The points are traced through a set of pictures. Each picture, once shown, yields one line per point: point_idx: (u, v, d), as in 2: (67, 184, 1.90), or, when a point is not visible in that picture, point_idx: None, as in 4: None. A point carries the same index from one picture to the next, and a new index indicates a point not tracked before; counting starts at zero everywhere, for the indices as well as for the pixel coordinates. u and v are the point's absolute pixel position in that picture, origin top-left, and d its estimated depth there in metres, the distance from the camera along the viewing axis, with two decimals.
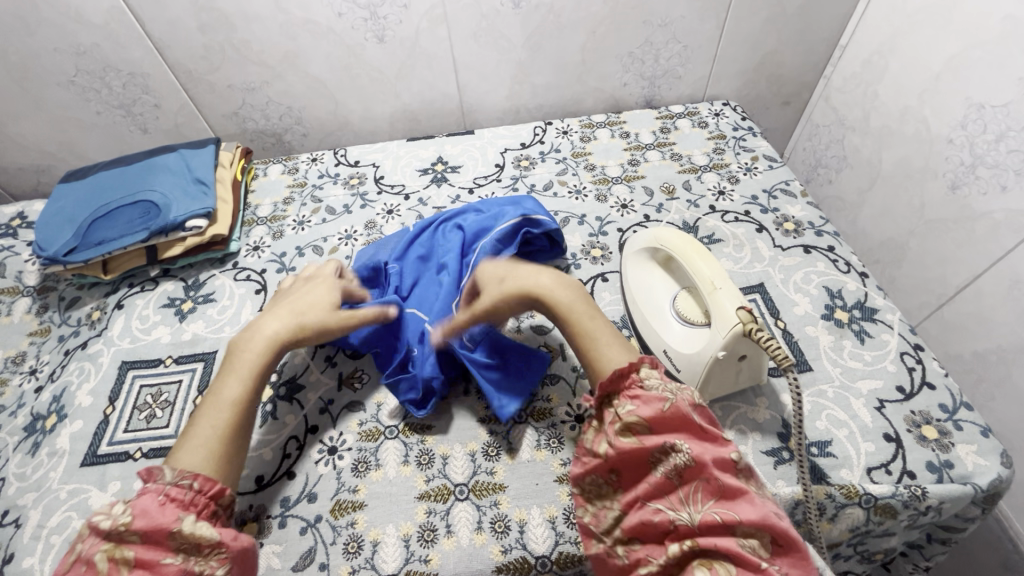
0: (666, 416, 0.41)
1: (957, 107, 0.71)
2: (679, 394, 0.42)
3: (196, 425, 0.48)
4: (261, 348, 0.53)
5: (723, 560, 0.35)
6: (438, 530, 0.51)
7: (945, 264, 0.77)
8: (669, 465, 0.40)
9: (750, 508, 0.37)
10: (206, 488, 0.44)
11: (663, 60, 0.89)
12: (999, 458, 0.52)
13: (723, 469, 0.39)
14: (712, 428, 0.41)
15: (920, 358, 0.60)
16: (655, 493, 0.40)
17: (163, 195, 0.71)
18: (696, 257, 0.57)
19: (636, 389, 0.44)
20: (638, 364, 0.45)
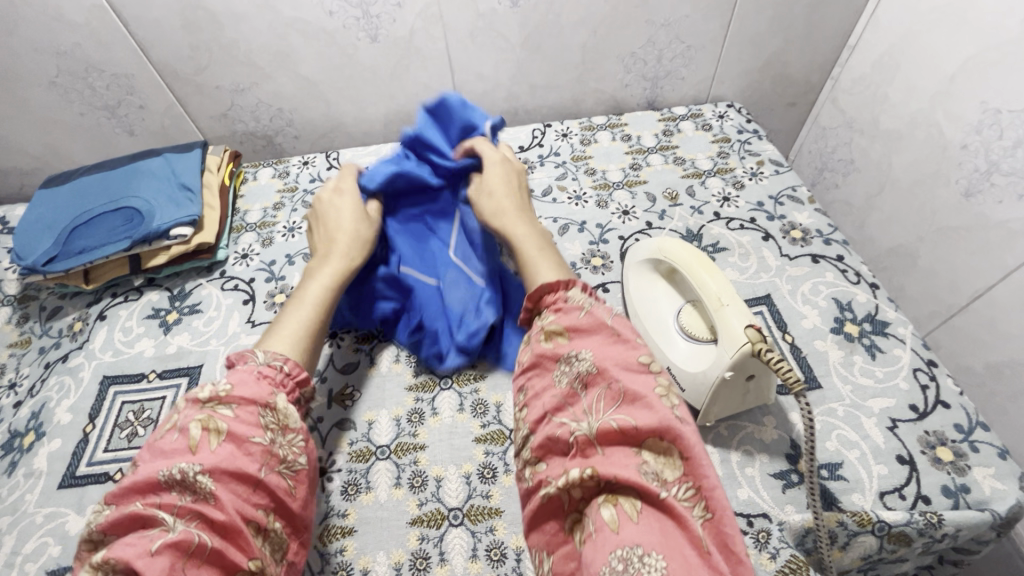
0: (580, 325, 0.43)
1: (972, 112, 0.69)
2: (596, 307, 0.44)
3: (283, 322, 0.52)
4: (335, 265, 0.58)
5: (631, 496, 0.34)
6: (431, 558, 0.48)
7: (957, 273, 0.74)
8: (574, 373, 0.40)
9: (648, 412, 0.37)
10: (294, 373, 0.46)
11: (666, 61, 0.86)
12: (1018, 483, 0.50)
13: (628, 375, 0.39)
14: (626, 336, 0.42)
15: (933, 375, 0.57)
16: (559, 407, 0.39)
17: (146, 201, 0.69)
18: (705, 274, 0.54)
19: (558, 303, 0.45)
20: (571, 281, 0.47)
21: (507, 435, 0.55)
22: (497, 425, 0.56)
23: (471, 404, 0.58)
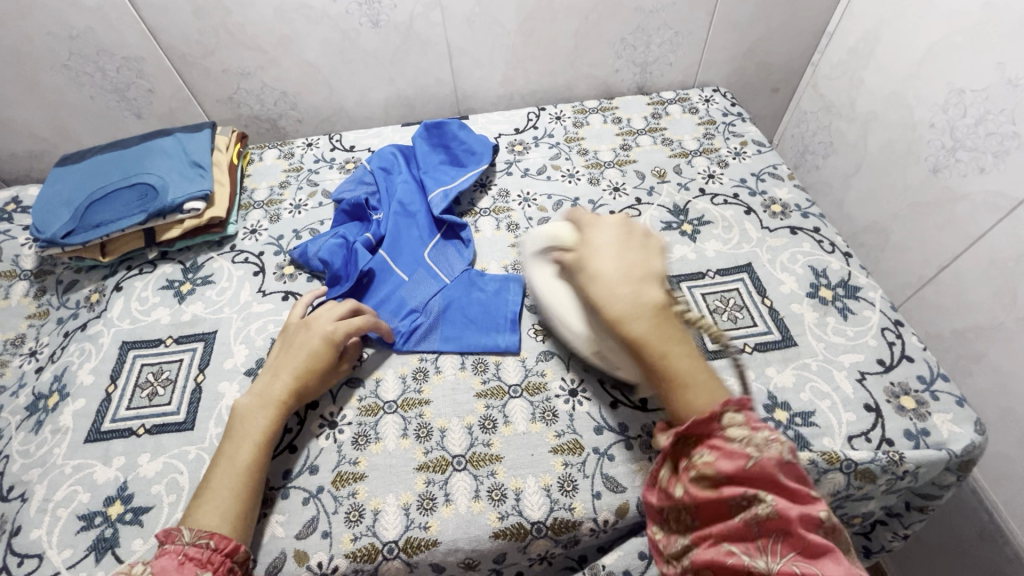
0: (749, 471, 0.41)
1: (939, 92, 0.74)
2: (766, 449, 0.41)
3: (210, 489, 0.49)
4: (267, 415, 0.54)
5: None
6: (437, 499, 0.52)
7: (925, 246, 0.79)
8: (749, 514, 0.41)
9: (836, 567, 0.38)
10: (220, 546, 0.46)
11: (654, 47, 0.90)
12: (973, 426, 0.55)
13: (807, 526, 0.40)
14: (801, 484, 0.42)
15: (899, 333, 0.62)
16: (733, 535, 0.41)
17: (160, 177, 0.72)
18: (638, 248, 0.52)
19: (718, 438, 0.43)
20: (722, 409, 0.43)
21: (505, 390, 0.59)
22: (496, 381, 0.60)
23: (472, 363, 0.62)
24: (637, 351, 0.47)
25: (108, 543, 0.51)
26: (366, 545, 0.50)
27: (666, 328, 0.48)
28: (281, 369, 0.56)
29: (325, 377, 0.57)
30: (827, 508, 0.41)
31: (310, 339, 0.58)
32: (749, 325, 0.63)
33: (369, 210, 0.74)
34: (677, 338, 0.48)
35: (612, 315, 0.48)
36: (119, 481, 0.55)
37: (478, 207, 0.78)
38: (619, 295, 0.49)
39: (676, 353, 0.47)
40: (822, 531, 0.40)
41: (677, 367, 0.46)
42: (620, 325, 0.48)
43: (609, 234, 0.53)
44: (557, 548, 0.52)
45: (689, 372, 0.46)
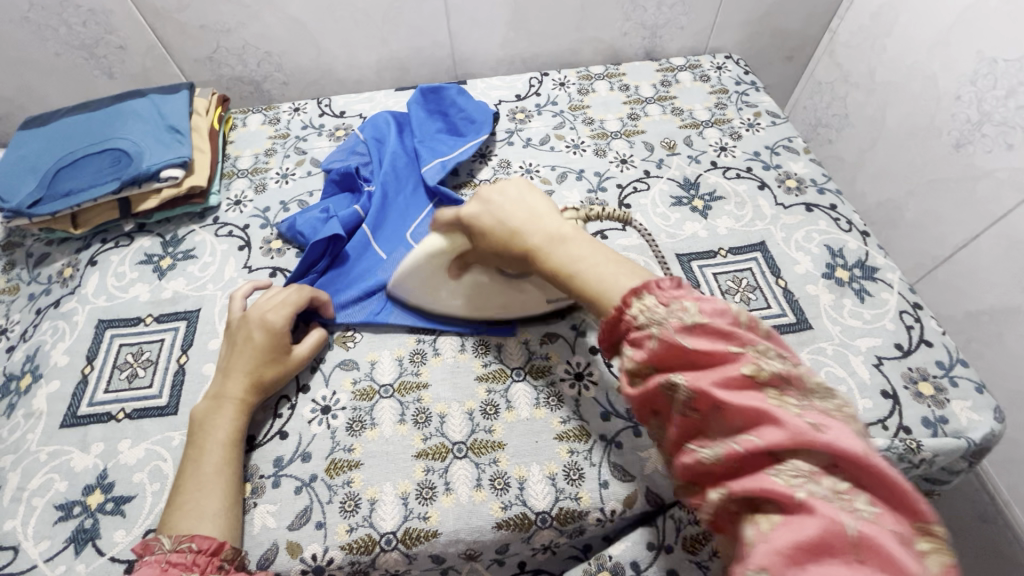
0: (660, 350, 0.38)
1: (967, 61, 0.69)
2: (665, 320, 0.38)
3: (185, 496, 0.46)
4: (228, 413, 0.51)
5: (770, 511, 0.32)
6: (437, 488, 0.50)
7: (942, 224, 0.76)
8: (679, 403, 0.37)
9: (780, 432, 0.32)
10: (205, 547, 0.43)
11: (665, 8, 0.84)
12: (993, 414, 0.53)
13: (735, 392, 0.35)
14: (721, 342, 0.36)
15: (918, 317, 0.60)
16: (687, 433, 0.37)
17: (134, 143, 0.67)
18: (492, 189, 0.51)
19: (631, 329, 0.40)
20: (626, 301, 0.40)
21: (508, 373, 0.57)
22: (498, 364, 0.57)
23: (473, 344, 0.59)
24: (556, 277, 0.46)
25: (88, 534, 0.48)
26: (363, 537, 0.48)
27: (547, 225, 0.47)
28: (232, 367, 0.53)
29: (285, 366, 0.54)
30: (760, 358, 0.35)
31: (254, 332, 0.54)
32: (762, 307, 0.61)
33: (360, 181, 0.69)
34: (589, 252, 0.45)
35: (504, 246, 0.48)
36: (98, 469, 0.51)
37: (478, 178, 0.73)
38: (535, 236, 0.47)
39: (591, 265, 0.44)
40: (756, 389, 0.34)
41: (590, 283, 0.43)
42: (541, 253, 0.46)
43: (509, 189, 0.51)
44: (562, 538, 0.50)
45: (603, 279, 0.43)
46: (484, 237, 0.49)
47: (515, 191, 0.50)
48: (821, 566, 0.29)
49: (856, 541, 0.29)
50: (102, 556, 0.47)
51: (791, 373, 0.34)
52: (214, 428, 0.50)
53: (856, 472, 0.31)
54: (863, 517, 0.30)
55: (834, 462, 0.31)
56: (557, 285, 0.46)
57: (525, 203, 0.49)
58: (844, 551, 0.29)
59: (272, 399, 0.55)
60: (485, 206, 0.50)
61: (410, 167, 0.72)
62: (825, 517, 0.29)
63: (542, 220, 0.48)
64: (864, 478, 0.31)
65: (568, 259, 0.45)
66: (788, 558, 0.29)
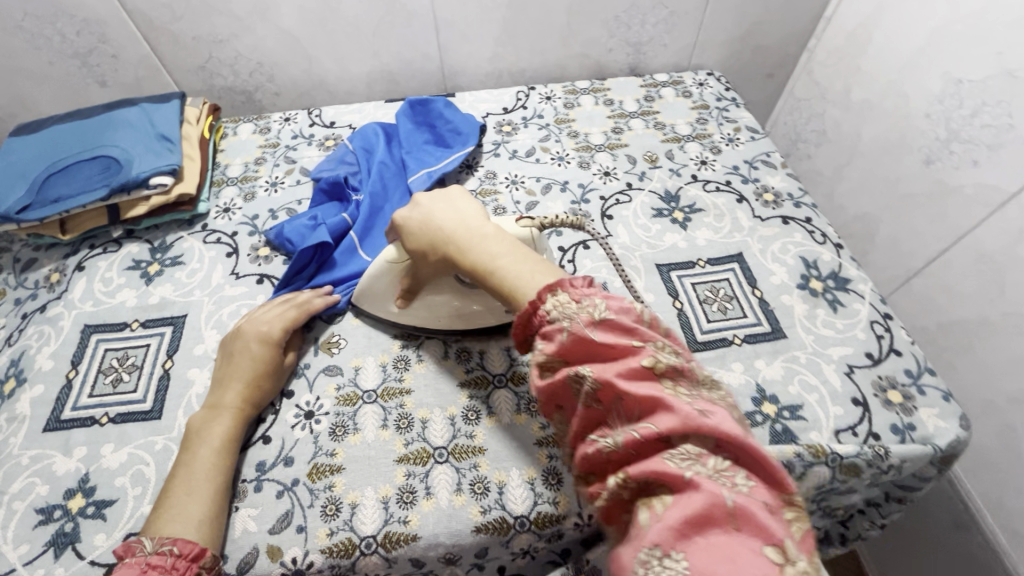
0: (569, 343, 0.39)
1: (936, 81, 0.72)
2: (576, 314, 0.39)
3: (172, 500, 0.47)
4: (223, 422, 0.52)
5: (662, 493, 0.33)
6: (417, 492, 0.51)
7: (915, 238, 0.79)
8: (584, 395, 0.38)
9: (672, 417, 0.34)
10: (185, 551, 0.44)
11: (649, 26, 0.87)
12: (959, 421, 0.55)
13: (633, 382, 0.36)
14: (623, 337, 0.38)
15: (888, 327, 0.61)
16: (589, 425, 0.38)
17: (124, 150, 0.68)
18: (461, 198, 0.54)
19: (543, 322, 0.41)
20: (541, 297, 0.42)
21: (490, 380, 0.58)
22: (481, 371, 0.58)
23: (456, 351, 0.60)
24: (478, 273, 0.48)
25: (68, 538, 0.48)
26: (343, 540, 0.48)
27: (489, 246, 0.48)
28: (229, 379, 0.54)
29: (278, 378, 0.56)
30: (656, 352, 0.37)
31: (250, 344, 0.56)
32: (738, 316, 0.62)
33: (348, 190, 0.71)
34: (508, 250, 0.48)
35: (433, 251, 0.51)
36: (81, 473, 0.52)
37: (465, 189, 0.75)
38: (456, 237, 0.50)
39: (507, 263, 0.46)
40: (654, 380, 0.36)
41: (504, 278, 0.46)
42: (462, 252, 0.49)
43: (439, 194, 0.56)
44: (540, 543, 0.51)
45: (519, 277, 0.45)
46: (411, 239, 0.53)
47: (445, 195, 0.55)
48: (708, 538, 0.30)
49: (732, 510, 0.30)
50: (82, 559, 0.47)
51: (683, 366, 0.37)
52: (208, 435, 0.51)
53: (736, 453, 0.33)
54: (742, 489, 0.32)
55: (718, 446, 0.34)
56: (477, 280, 0.48)
57: (451, 203, 0.54)
58: (723, 521, 0.30)
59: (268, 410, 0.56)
60: (414, 207, 0.54)
61: (398, 176, 0.73)
62: (710, 491, 0.31)
63: (466, 219, 0.51)
64: (745, 458, 0.33)
65: (489, 258, 0.47)
66: (677, 532, 0.30)
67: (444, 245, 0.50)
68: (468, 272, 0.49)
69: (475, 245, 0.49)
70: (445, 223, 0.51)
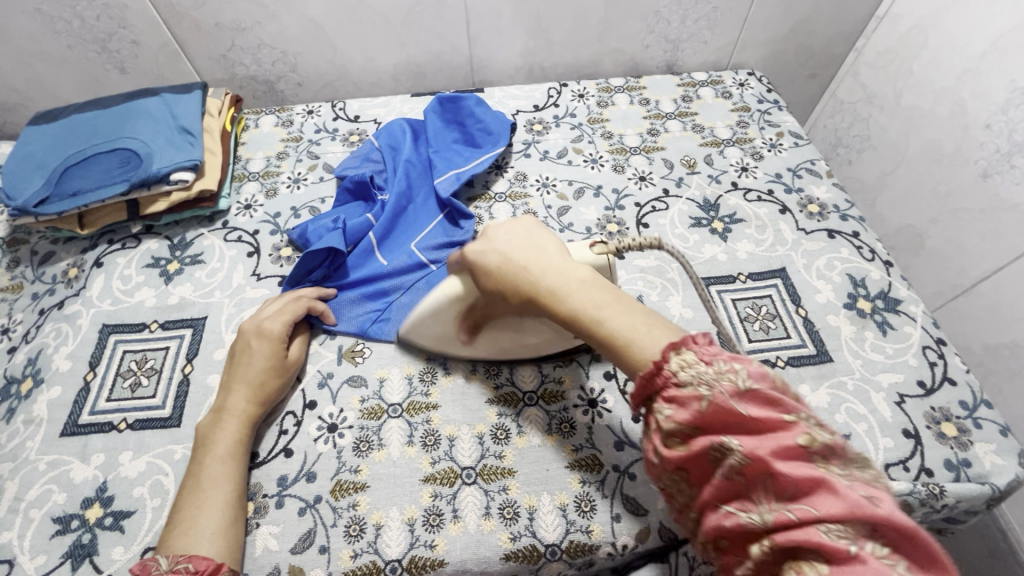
0: (708, 412, 0.34)
1: (1000, 90, 0.68)
2: (716, 381, 0.34)
3: (184, 513, 0.45)
4: (229, 426, 0.50)
5: (814, 560, 0.28)
6: (444, 515, 0.49)
7: (966, 254, 0.75)
8: (723, 465, 0.33)
9: (836, 502, 0.29)
10: (202, 567, 0.42)
11: (690, 22, 0.83)
12: (1017, 459, 0.51)
13: (787, 457, 0.31)
14: (768, 408, 0.33)
15: (942, 353, 0.58)
16: (724, 495, 0.33)
17: (145, 143, 0.65)
18: (536, 229, 0.48)
19: (670, 386, 0.36)
20: (665, 356, 0.37)
21: (520, 397, 0.55)
22: (510, 387, 0.56)
23: (484, 365, 0.57)
24: (576, 326, 0.42)
25: (85, 550, 0.47)
26: (367, 563, 0.46)
27: (590, 294, 0.43)
28: (233, 382, 0.52)
29: (284, 376, 0.54)
30: (809, 427, 0.32)
31: (251, 343, 0.54)
32: (781, 337, 0.59)
33: (373, 189, 0.68)
34: (610, 299, 0.42)
35: (519, 296, 0.45)
36: (98, 481, 0.50)
37: (493, 191, 0.72)
38: (545, 277, 0.44)
39: (615, 313, 0.41)
40: (810, 458, 0.31)
41: (614, 333, 0.40)
42: (555, 297, 0.43)
43: (511, 226, 0.49)
44: (571, 571, 0.49)
45: (633, 330, 0.40)
46: (486, 274, 0.47)
47: (521, 230, 0.48)
48: None
49: None
50: (98, 573, 0.46)
51: (837, 444, 0.31)
52: (216, 442, 0.49)
53: (904, 545, 0.28)
54: None
55: (882, 533, 0.28)
56: (575, 329, 0.42)
57: (528, 241, 0.47)
58: None
59: (273, 412, 0.54)
60: (490, 247, 0.47)
61: (421, 176, 0.70)
62: (875, 567, 0.27)
63: (552, 259, 0.45)
64: (906, 545, 0.28)
65: (590, 305, 0.42)
66: None
67: (529, 290, 0.44)
68: (563, 321, 0.43)
69: (570, 288, 0.43)
70: (531, 261, 0.45)
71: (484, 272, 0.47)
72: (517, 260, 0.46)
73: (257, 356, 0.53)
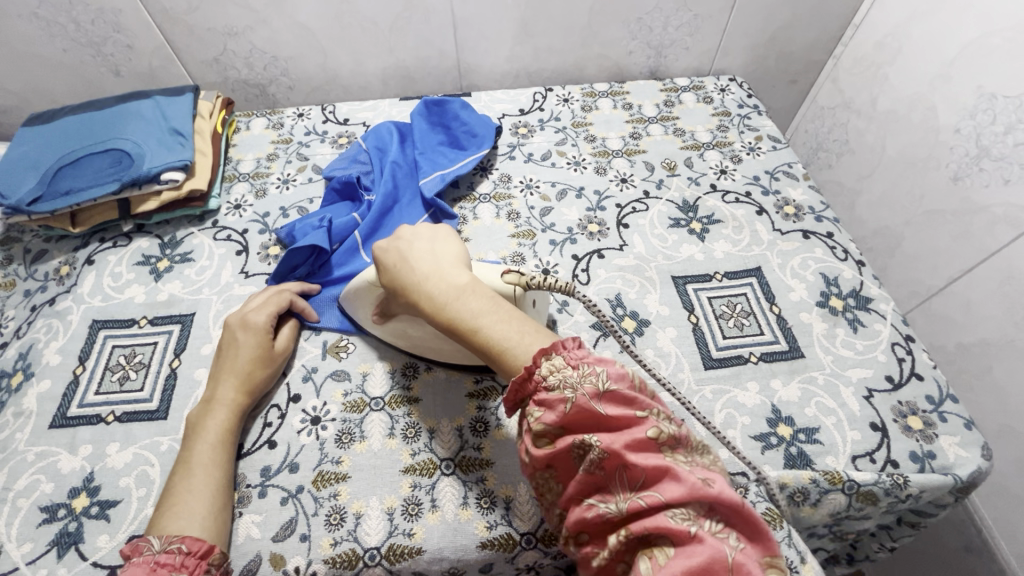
0: (571, 413, 0.36)
1: (969, 96, 0.70)
2: (580, 385, 0.36)
3: (175, 497, 0.46)
4: (219, 415, 0.51)
5: (663, 544, 0.32)
6: (422, 505, 0.50)
7: (939, 255, 0.77)
8: (587, 461, 0.35)
9: (678, 487, 0.33)
10: (194, 549, 0.43)
11: (671, 29, 0.85)
12: (980, 451, 0.53)
13: (640, 452, 0.34)
14: (626, 408, 0.36)
15: (910, 349, 0.60)
16: (586, 489, 0.36)
17: (136, 144, 0.67)
18: (443, 238, 0.51)
19: (540, 389, 0.38)
20: (535, 361, 0.38)
21: (499, 391, 0.57)
22: (489, 382, 0.57)
23: None
24: (454, 331, 0.44)
25: (71, 538, 0.48)
26: (346, 551, 0.48)
27: (470, 301, 0.44)
28: (222, 372, 0.54)
29: (272, 366, 0.56)
30: (657, 420, 0.36)
31: (238, 334, 0.55)
32: (755, 333, 0.61)
33: (360, 190, 0.69)
34: (489, 305, 0.44)
35: (404, 294, 0.48)
36: (86, 472, 0.51)
37: (478, 192, 0.74)
38: (429, 284, 0.46)
39: (490, 319, 0.43)
40: (657, 451, 0.34)
41: (490, 338, 0.42)
42: (438, 306, 0.45)
43: (423, 229, 0.52)
44: (546, 559, 0.50)
45: (503, 335, 0.42)
46: (386, 275, 0.49)
47: (432, 236, 0.51)
48: None
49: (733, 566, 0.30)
50: (84, 561, 0.47)
51: (680, 434, 0.36)
52: (206, 430, 0.50)
53: (728, 515, 0.33)
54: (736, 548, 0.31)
55: (712, 509, 0.33)
56: (454, 335, 0.44)
57: (431, 247, 0.50)
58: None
59: (259, 404, 0.56)
60: (397, 244, 0.51)
61: (407, 177, 0.72)
62: (711, 544, 0.31)
63: (443, 268, 0.47)
64: (733, 518, 0.33)
65: (469, 314, 0.43)
66: None
67: (415, 293, 0.46)
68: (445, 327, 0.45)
69: (450, 296, 0.45)
70: (427, 268, 0.47)
71: (383, 268, 0.50)
72: (417, 267, 0.48)
73: (245, 348, 0.55)
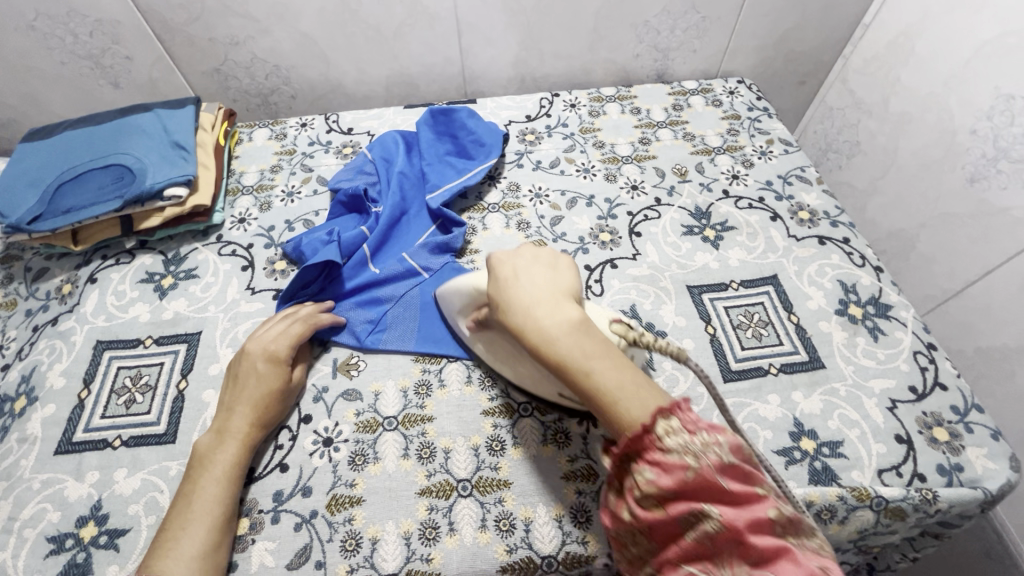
0: (692, 482, 0.35)
1: (985, 97, 0.69)
2: (704, 455, 0.35)
3: (173, 534, 0.45)
4: (227, 448, 0.50)
5: None
6: (440, 528, 0.49)
7: (956, 259, 0.76)
8: (699, 532, 0.35)
9: (795, 569, 0.32)
10: None
11: (679, 32, 0.84)
12: (1009, 463, 0.52)
13: (758, 532, 0.34)
14: (746, 486, 0.35)
15: (932, 358, 0.59)
16: (685, 557, 0.35)
17: (138, 159, 0.66)
18: (559, 265, 0.48)
19: (654, 449, 0.36)
20: (653, 419, 0.37)
21: (514, 408, 0.55)
22: (504, 398, 0.56)
23: (479, 376, 0.57)
24: (561, 368, 0.40)
25: (80, 569, 0.47)
26: None
27: (583, 342, 0.41)
28: (234, 402, 0.52)
29: (286, 395, 0.54)
30: (778, 501, 0.35)
31: (254, 363, 0.54)
32: (774, 344, 0.60)
33: (367, 201, 0.68)
34: (598, 349, 0.41)
35: (508, 318, 0.44)
36: (93, 500, 0.50)
37: (487, 202, 0.72)
38: (535, 315, 0.42)
39: (602, 369, 0.39)
40: (776, 531, 0.34)
41: (603, 385, 0.39)
42: (545, 343, 0.41)
43: (544, 255, 0.49)
44: None
45: (617, 387, 0.39)
46: (496, 295, 0.46)
47: (550, 260, 0.48)
48: None
49: None
50: None
51: (794, 517, 0.35)
52: (212, 463, 0.49)
53: None
54: None
55: None
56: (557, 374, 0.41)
57: (543, 275, 0.46)
58: None
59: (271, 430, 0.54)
60: (510, 259, 0.48)
61: (413, 187, 0.71)
62: None
63: (553, 297, 0.44)
64: None
65: (573, 354, 0.40)
66: None
67: (524, 320, 0.43)
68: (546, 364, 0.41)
69: (558, 337, 0.41)
70: (542, 298, 0.44)
71: (494, 279, 0.47)
72: (531, 296, 0.44)
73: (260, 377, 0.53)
